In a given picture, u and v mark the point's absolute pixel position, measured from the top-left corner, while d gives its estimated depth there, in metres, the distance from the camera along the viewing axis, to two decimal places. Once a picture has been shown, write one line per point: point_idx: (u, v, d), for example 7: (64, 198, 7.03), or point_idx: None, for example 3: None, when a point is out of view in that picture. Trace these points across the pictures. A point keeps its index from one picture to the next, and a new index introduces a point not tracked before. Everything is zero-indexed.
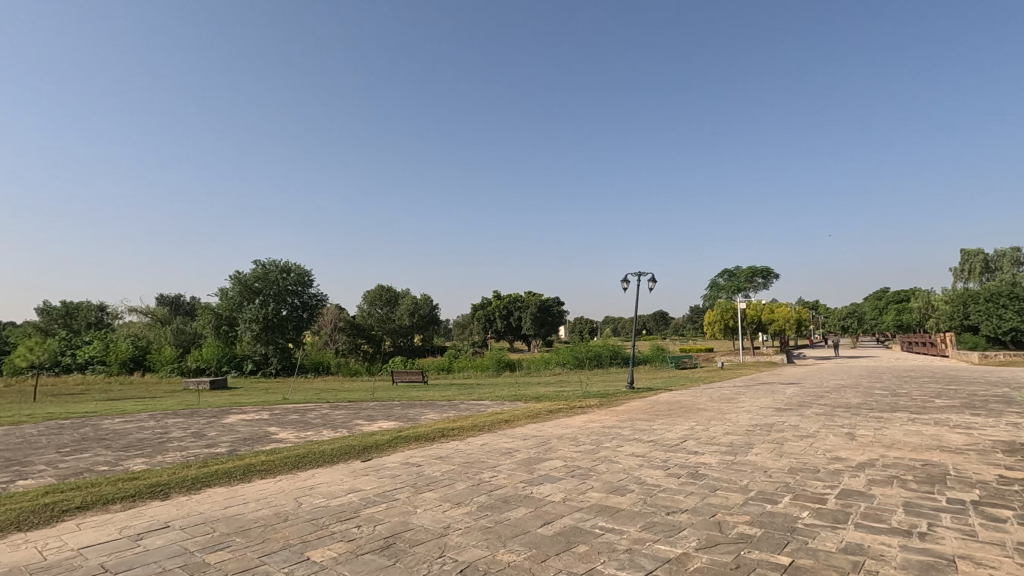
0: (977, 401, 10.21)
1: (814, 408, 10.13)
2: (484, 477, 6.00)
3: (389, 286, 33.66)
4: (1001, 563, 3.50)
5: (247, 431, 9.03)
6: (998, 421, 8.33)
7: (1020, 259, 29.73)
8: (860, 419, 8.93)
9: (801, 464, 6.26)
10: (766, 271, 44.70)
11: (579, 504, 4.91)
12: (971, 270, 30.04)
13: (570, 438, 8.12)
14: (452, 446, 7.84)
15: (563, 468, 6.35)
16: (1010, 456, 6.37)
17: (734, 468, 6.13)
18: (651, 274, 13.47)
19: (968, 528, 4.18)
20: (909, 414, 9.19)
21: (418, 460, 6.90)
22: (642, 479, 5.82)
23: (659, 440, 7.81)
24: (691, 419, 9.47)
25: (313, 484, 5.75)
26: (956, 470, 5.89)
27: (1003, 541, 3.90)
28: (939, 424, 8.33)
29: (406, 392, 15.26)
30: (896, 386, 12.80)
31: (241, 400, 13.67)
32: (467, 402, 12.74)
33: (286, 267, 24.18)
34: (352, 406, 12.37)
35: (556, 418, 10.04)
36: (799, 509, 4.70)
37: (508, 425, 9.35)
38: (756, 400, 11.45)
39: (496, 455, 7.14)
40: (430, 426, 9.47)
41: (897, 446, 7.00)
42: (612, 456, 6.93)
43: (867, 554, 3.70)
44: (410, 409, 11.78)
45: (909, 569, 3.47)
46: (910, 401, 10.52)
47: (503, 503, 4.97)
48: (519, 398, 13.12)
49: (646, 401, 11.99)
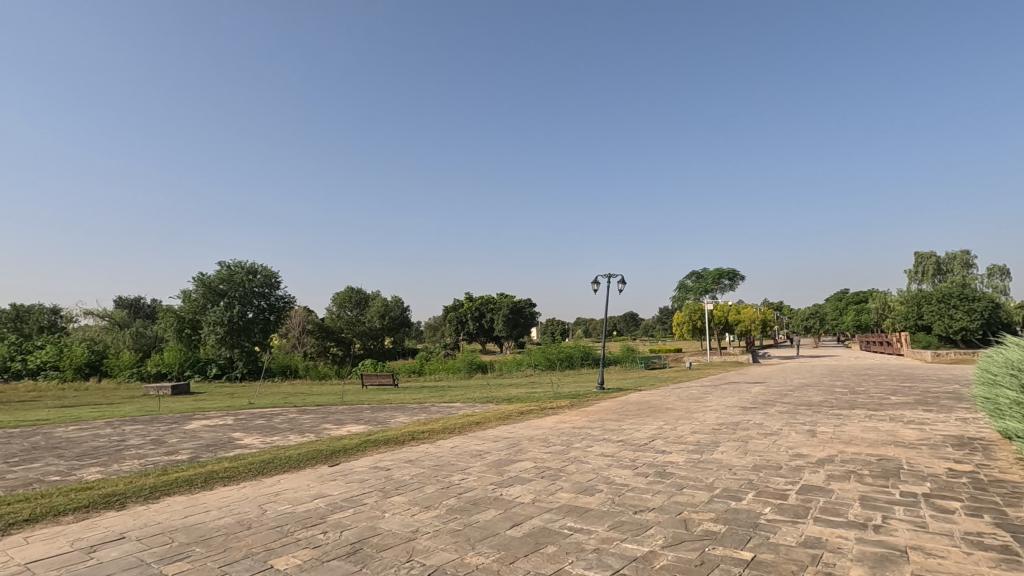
0: (930, 398, 10.66)
1: (778, 406, 10.42)
2: (454, 479, 5.98)
3: (359, 289, 32.99)
4: (948, 553, 3.67)
5: (210, 437, 8.79)
6: (949, 417, 8.71)
7: (969, 262, 31.18)
8: (821, 416, 9.22)
9: (764, 461, 6.43)
10: (732, 273, 45.90)
11: (548, 505, 4.94)
12: (924, 271, 31.34)
13: (540, 439, 8.14)
14: (422, 449, 7.78)
15: (533, 469, 6.37)
16: (959, 450, 6.66)
17: (701, 467, 6.25)
18: (621, 276, 13.73)
19: (920, 520, 4.36)
20: (867, 411, 9.52)
21: (388, 464, 6.83)
22: (611, 478, 5.88)
23: (628, 440, 7.91)
24: (659, 419, 9.63)
25: (279, 490, 5.63)
26: (910, 464, 6.14)
27: (951, 532, 4.09)
28: (894, 420, 8.66)
29: (376, 396, 15.08)
30: (855, 384, 13.25)
31: (204, 405, 13.27)
32: (438, 405, 12.66)
33: (253, 269, 23.67)
34: (321, 411, 12.15)
35: (527, 419, 10.06)
36: (761, 505, 4.83)
37: (479, 427, 9.32)
38: (722, 399, 11.72)
39: (466, 457, 7.13)
40: (401, 429, 9.38)
41: (855, 442, 7.25)
42: (582, 456, 6.99)
43: (826, 547, 3.83)
44: (380, 412, 11.66)
45: (864, 560, 3.59)
46: (868, 398, 10.91)
47: (471, 506, 4.96)
48: (491, 400, 13.10)
49: (616, 402, 12.10)
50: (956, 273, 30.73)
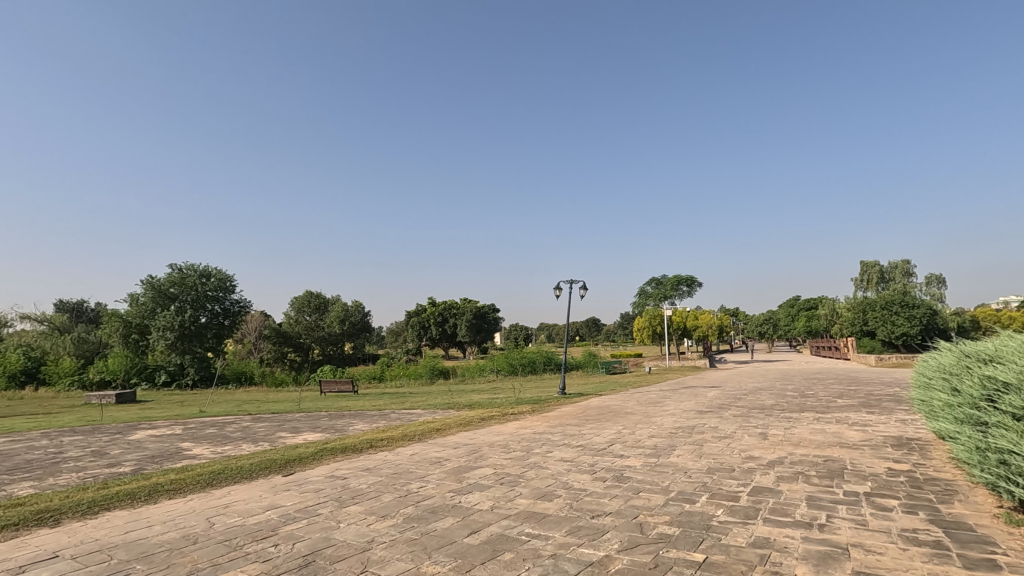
0: (873, 400, 11.17)
1: (732, 410, 10.73)
2: (412, 487, 5.90)
3: (317, 293, 31.75)
4: (887, 549, 3.85)
5: (156, 448, 8.41)
6: (890, 418, 9.15)
7: (909, 271, 32.98)
8: (772, 419, 9.54)
9: (718, 464, 6.60)
10: (690, 280, 47.22)
11: (507, 512, 4.92)
12: (868, 279, 32.96)
13: (500, 445, 8.13)
14: (380, 456, 7.65)
15: (492, 476, 6.36)
16: (897, 450, 7.01)
17: (657, 471, 6.37)
18: (583, 282, 13.66)
19: (861, 518, 4.55)
20: (815, 414, 9.91)
21: (345, 473, 6.69)
22: (569, 483, 5.92)
23: (587, 445, 7.98)
24: (618, 423, 9.76)
25: (228, 502, 5.43)
26: (852, 464, 6.42)
27: (889, 529, 4.29)
28: (840, 422, 9.04)
29: (335, 403, 14.76)
30: (804, 388, 13.79)
31: (151, 414, 12.69)
32: (398, 412, 12.49)
33: (206, 272, 22.85)
34: (276, 419, 11.80)
35: (488, 425, 10.04)
36: (714, 507, 4.96)
37: (439, 434, 9.24)
38: (679, 404, 11.98)
39: (425, 465, 7.04)
40: (358, 436, 9.20)
41: (803, 444, 7.52)
42: (541, 462, 7.02)
43: (773, 547, 3.96)
44: (338, 420, 11.42)
45: (809, 559, 3.73)
46: (816, 401, 11.36)
47: (429, 514, 4.91)
48: (452, 406, 13.03)
49: (577, 407, 12.20)
50: (898, 282, 32.43)
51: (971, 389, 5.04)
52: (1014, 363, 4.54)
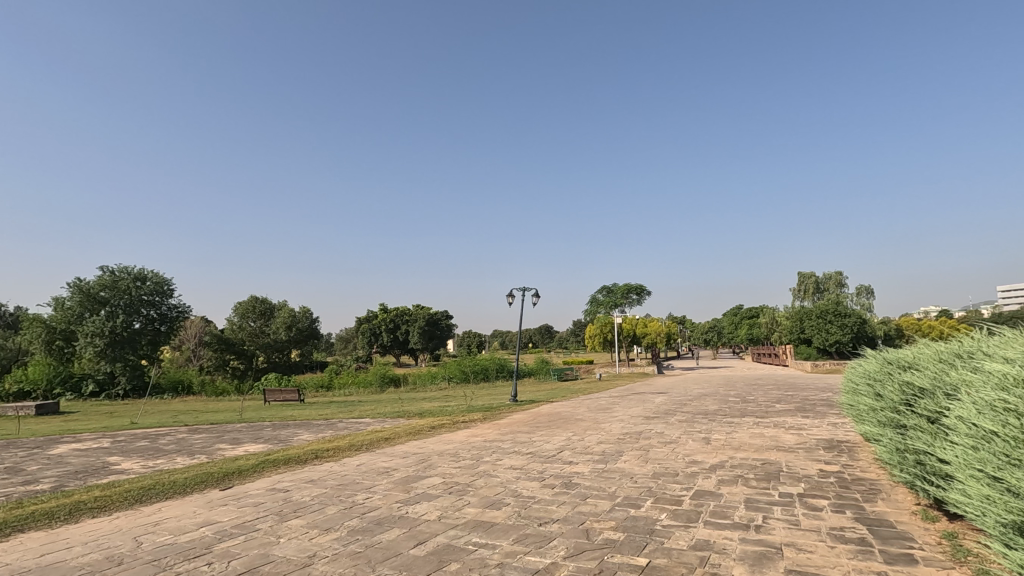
0: (808, 405, 11.74)
1: (678, 415, 11.03)
2: (358, 499, 5.75)
3: (262, 299, 30.94)
4: (816, 547, 4.05)
5: (80, 463, 7.87)
6: (823, 422, 9.63)
7: (842, 282, 34.96)
8: (715, 424, 9.87)
9: (663, 469, 6.77)
10: (639, 288, 48.42)
11: (454, 521, 4.88)
12: (805, 290, 34.68)
13: (450, 454, 8.06)
14: (326, 467, 7.44)
15: (441, 485, 6.29)
16: (829, 452, 7.40)
17: (604, 477, 6.47)
18: (536, 291, 14.16)
19: (794, 518, 4.77)
20: (755, 418, 10.32)
21: (287, 485, 6.45)
22: (518, 491, 5.93)
23: (537, 452, 8.02)
24: (568, 430, 9.85)
25: (159, 519, 5.14)
26: (788, 466, 6.72)
27: (819, 528, 4.51)
28: (778, 426, 9.46)
29: (278, 412, 14.20)
30: (746, 393, 14.34)
31: (76, 427, 11.87)
32: (346, 421, 12.18)
33: (142, 275, 21.80)
34: (215, 430, 11.28)
35: (438, 434, 9.94)
36: (658, 511, 5.07)
37: (388, 443, 9.07)
38: (628, 410, 12.22)
39: (372, 475, 6.89)
40: (303, 447, 8.91)
41: (743, 448, 7.82)
42: (491, 470, 7.00)
43: (712, 549, 4.09)
44: (282, 430, 11.04)
45: (746, 559, 3.87)
46: (756, 406, 11.84)
47: (374, 525, 4.80)
48: (402, 414, 12.81)
49: (528, 414, 12.23)
50: (831, 292, 34.27)
51: (892, 394, 5.37)
52: (930, 369, 4.87)
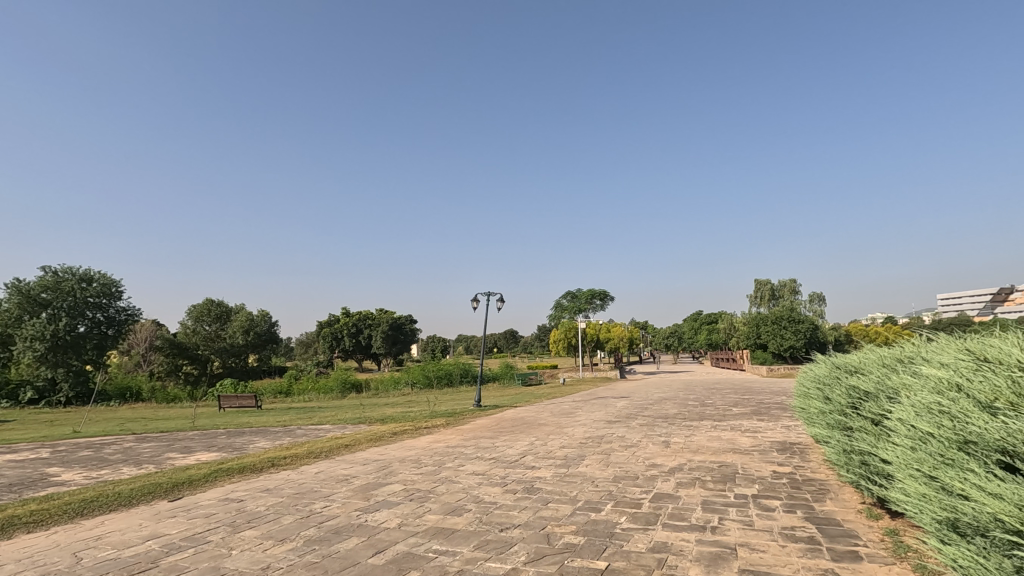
0: (763, 408, 12.12)
1: (639, 419, 11.21)
2: (316, 507, 5.61)
3: (217, 302, 29.95)
4: (768, 547, 4.17)
5: (15, 475, 7.41)
6: (777, 425, 9.96)
7: (795, 289, 36.32)
8: (675, 428, 10.07)
9: (624, 472, 6.86)
10: (602, 294, 49.18)
11: (415, 529, 4.81)
12: (761, 296, 35.85)
13: (412, 460, 7.96)
14: (282, 475, 7.24)
15: (402, 492, 6.20)
16: (782, 454, 7.65)
17: (566, 481, 6.50)
18: (500, 295, 14.05)
19: (748, 519, 4.90)
20: (713, 421, 10.59)
21: (241, 495, 6.23)
22: (479, 497, 5.90)
23: (500, 457, 8.01)
24: (531, 435, 9.87)
25: (101, 533, 4.89)
26: (743, 468, 6.92)
27: (771, 527, 4.65)
28: (734, 429, 9.72)
29: (234, 419, 13.71)
30: (704, 397, 14.69)
31: (12, 437, 11.17)
32: (305, 427, 11.88)
33: (87, 276, 20.87)
34: (165, 438, 10.82)
35: (400, 440, 9.81)
36: (618, 515, 5.14)
37: (348, 450, 8.90)
38: (591, 414, 12.34)
39: (331, 483, 6.74)
40: (260, 455, 8.65)
41: (701, 450, 8.01)
42: (453, 476, 6.95)
43: (670, 551, 4.16)
44: (237, 438, 10.67)
45: (701, 560, 3.96)
46: (714, 410, 12.15)
47: (332, 535, 4.69)
48: (364, 420, 12.57)
49: (492, 419, 12.20)
50: (786, 298, 35.55)
51: (839, 398, 5.60)
52: (874, 373, 5.10)
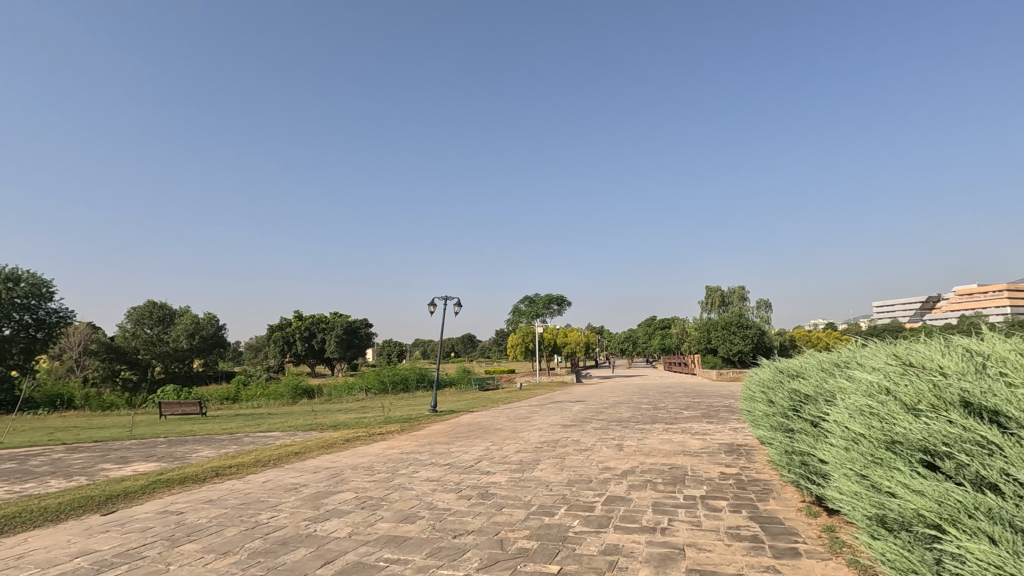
0: (713, 411, 12.50)
1: (594, 423, 11.36)
2: (262, 518, 5.42)
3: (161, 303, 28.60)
4: (715, 546, 4.29)
5: None
6: (725, 427, 10.30)
7: (744, 296, 37.75)
8: (628, 431, 10.25)
9: (577, 476, 6.92)
10: (560, 299, 49.75)
11: (366, 538, 4.71)
12: (712, 302, 37.06)
13: (365, 468, 7.79)
14: (227, 485, 6.95)
15: (353, 500, 6.06)
16: (729, 455, 7.90)
17: (521, 486, 6.51)
18: (457, 300, 13.65)
19: (696, 520, 5.03)
20: (665, 425, 10.84)
21: (181, 507, 5.94)
22: (433, 504, 5.83)
23: (455, 463, 7.94)
24: (487, 440, 9.85)
25: (23, 551, 4.56)
26: (693, 469, 7.11)
27: (718, 527, 4.79)
28: (685, 432, 9.98)
29: (176, 427, 13.09)
30: (657, 401, 15.03)
31: None
32: (253, 435, 11.47)
33: (15, 276, 19.43)
34: (99, 448, 10.22)
35: (353, 446, 9.59)
36: (572, 518, 5.18)
37: (298, 458, 8.64)
38: (547, 418, 12.43)
39: (279, 492, 6.52)
40: (203, 464, 8.28)
41: (653, 453, 8.18)
42: (406, 482, 6.84)
43: (621, 553, 4.22)
44: (179, 447, 10.19)
45: (650, 561, 4.04)
46: (666, 413, 12.44)
47: (278, 546, 4.53)
48: (315, 427, 12.25)
49: (447, 424, 12.09)
50: (735, 304, 36.88)
51: (781, 401, 5.84)
52: (813, 377, 5.34)
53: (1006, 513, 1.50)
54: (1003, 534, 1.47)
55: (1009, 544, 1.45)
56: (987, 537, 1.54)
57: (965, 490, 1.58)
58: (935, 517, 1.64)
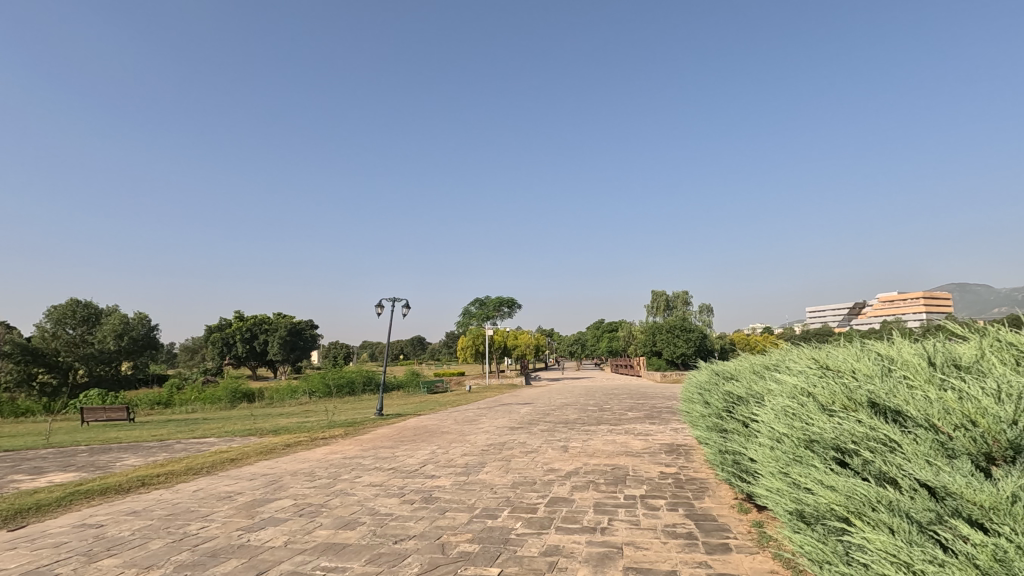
0: (655, 412, 12.88)
1: (540, 425, 11.45)
2: (190, 529, 5.15)
3: (84, 302, 26.84)
4: (652, 544, 4.42)
5: None
6: (666, 428, 10.63)
7: (687, 300, 39.09)
8: (574, 432, 10.42)
9: (522, 478, 6.98)
10: (510, 301, 50.09)
11: (302, 546, 4.56)
12: (657, 307, 38.23)
13: (304, 473, 7.55)
14: (155, 495, 6.59)
15: (291, 507, 5.86)
16: (669, 455, 8.16)
17: (465, 489, 6.49)
18: (406, 301, 13.43)
19: (635, 518, 5.16)
20: (609, 425, 11.08)
21: (100, 519, 5.57)
22: (375, 509, 5.72)
23: (399, 467, 7.82)
24: (433, 443, 9.76)
25: None
26: (634, 470, 7.29)
27: (656, 525, 4.94)
28: (629, 432, 10.22)
29: (100, 434, 12.29)
30: (603, 402, 15.30)
31: None
32: (185, 441, 10.91)
33: None
34: (10, 458, 9.45)
35: (293, 451, 9.29)
36: (515, 520, 5.20)
37: (234, 465, 8.28)
38: (494, 420, 12.45)
39: (211, 501, 6.22)
40: (129, 473, 7.81)
41: (597, 454, 8.34)
42: (348, 488, 6.69)
43: (561, 553, 4.28)
44: (103, 455, 9.57)
45: (589, 561, 4.10)
46: (612, 414, 12.71)
47: (207, 558, 4.32)
48: (254, 432, 11.79)
49: (393, 428, 11.88)
50: (678, 308, 38.14)
51: (716, 402, 6.08)
52: (745, 380, 5.59)
53: (903, 504, 1.59)
54: (900, 525, 1.56)
55: (905, 534, 1.54)
56: (887, 528, 1.63)
57: (869, 486, 1.68)
58: (843, 512, 1.73)
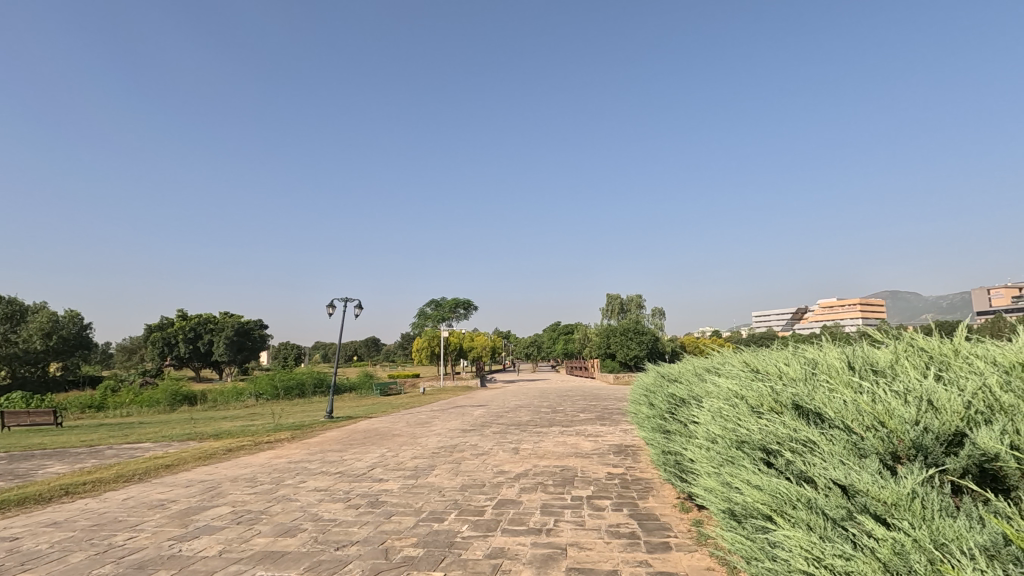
0: (607, 413, 13.10)
1: (492, 427, 11.41)
2: (117, 540, 4.86)
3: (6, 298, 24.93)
4: (595, 545, 4.47)
5: None
6: (616, 429, 10.78)
7: (641, 303, 39.93)
8: (525, 434, 10.44)
9: (471, 480, 6.93)
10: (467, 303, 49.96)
11: (238, 555, 4.38)
12: (613, 309, 38.85)
13: (245, 479, 7.26)
14: (80, 505, 6.20)
15: (228, 515, 5.62)
16: (616, 456, 8.30)
17: (413, 492, 6.39)
18: (358, 302, 13.11)
19: (581, 519, 5.22)
20: (561, 427, 11.19)
21: (16, 532, 5.18)
22: (318, 515, 5.54)
23: (346, 471, 7.62)
24: (383, 446, 9.58)
25: None
26: (582, 471, 7.37)
27: (600, 526, 5.00)
28: (579, 434, 10.33)
29: (21, 440, 11.45)
30: (556, 404, 15.40)
31: None
32: (117, 446, 10.31)
33: None
34: None
35: (235, 456, 8.93)
36: (461, 523, 5.16)
37: (169, 471, 7.88)
38: (446, 423, 12.34)
39: (141, 510, 5.89)
40: (53, 482, 7.30)
41: (546, 455, 8.38)
42: (291, 493, 6.46)
43: (506, 556, 4.26)
44: (25, 462, 8.94)
45: (533, 562, 4.11)
46: (564, 416, 12.83)
47: (134, 571, 4.09)
48: (194, 436, 11.29)
49: (343, 431, 11.62)
50: (632, 312, 38.85)
51: (661, 403, 6.21)
52: (687, 382, 5.74)
53: (818, 501, 1.65)
54: (816, 522, 1.62)
55: (820, 529, 1.59)
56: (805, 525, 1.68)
57: (789, 484, 1.73)
58: (766, 510, 1.78)
